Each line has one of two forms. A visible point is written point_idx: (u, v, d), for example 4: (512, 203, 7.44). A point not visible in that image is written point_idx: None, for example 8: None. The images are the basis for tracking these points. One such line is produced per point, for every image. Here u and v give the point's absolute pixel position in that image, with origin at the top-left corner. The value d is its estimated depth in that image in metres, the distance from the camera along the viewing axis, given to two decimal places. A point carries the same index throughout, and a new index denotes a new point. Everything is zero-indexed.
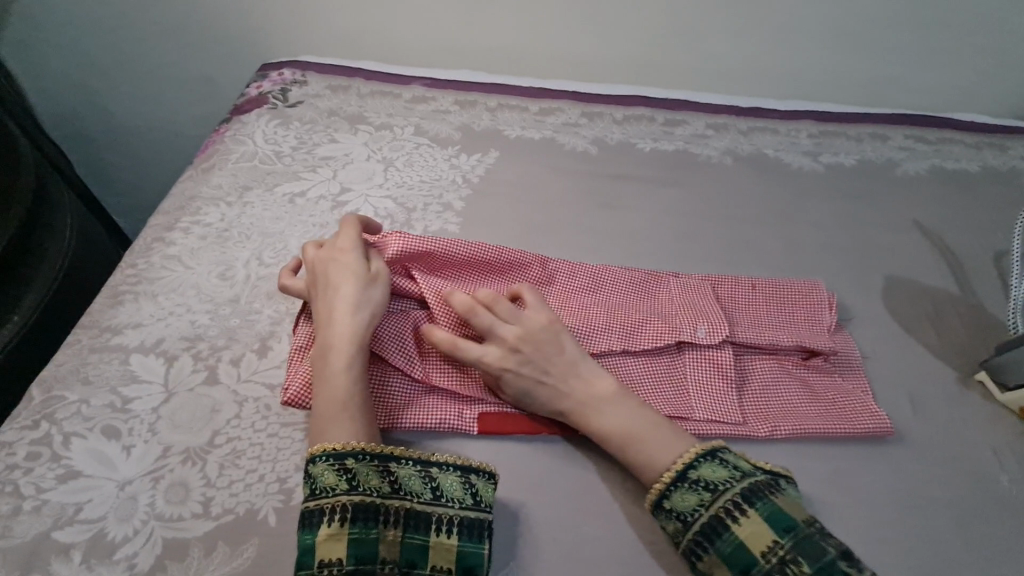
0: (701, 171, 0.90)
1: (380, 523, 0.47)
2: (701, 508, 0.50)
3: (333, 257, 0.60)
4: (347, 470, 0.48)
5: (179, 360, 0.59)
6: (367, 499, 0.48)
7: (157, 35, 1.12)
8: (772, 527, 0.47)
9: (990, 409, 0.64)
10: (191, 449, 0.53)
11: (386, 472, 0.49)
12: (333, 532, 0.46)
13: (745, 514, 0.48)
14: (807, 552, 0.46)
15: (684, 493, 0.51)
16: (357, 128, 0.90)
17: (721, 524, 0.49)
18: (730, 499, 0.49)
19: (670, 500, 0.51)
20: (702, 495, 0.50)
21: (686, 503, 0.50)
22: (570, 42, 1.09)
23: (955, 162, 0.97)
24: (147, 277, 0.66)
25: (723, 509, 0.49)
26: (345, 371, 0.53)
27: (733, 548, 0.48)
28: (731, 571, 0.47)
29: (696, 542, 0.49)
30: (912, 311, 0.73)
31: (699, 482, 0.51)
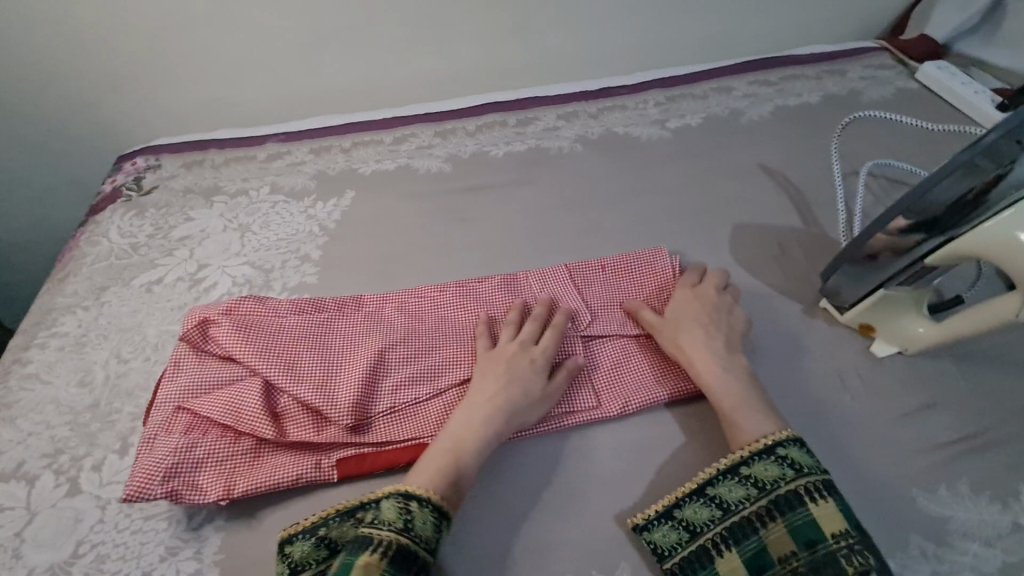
0: (554, 164, 0.93)
1: (413, 570, 0.48)
2: (780, 481, 0.52)
3: (530, 355, 0.63)
4: (408, 511, 0.51)
5: (40, 478, 0.60)
6: (411, 544, 0.49)
7: (15, 151, 1.12)
8: (847, 517, 0.49)
9: (835, 333, 0.67)
10: (55, 565, 0.54)
11: (438, 523, 0.51)
12: (371, 562, 0.47)
13: (823, 498, 0.50)
14: (874, 548, 0.48)
15: (768, 465, 0.53)
16: (213, 201, 0.91)
17: (796, 499, 0.51)
18: (811, 482, 0.51)
19: (749, 467, 0.54)
20: (784, 471, 0.53)
21: (767, 474, 0.53)
22: (416, 66, 1.11)
23: (797, 97, 1.01)
24: (4, 402, 0.66)
25: (801, 488, 0.51)
26: (467, 444, 0.56)
27: (803, 523, 0.50)
28: (795, 543, 0.50)
29: (764, 510, 0.52)
30: (758, 255, 0.76)
31: (786, 458, 0.53)
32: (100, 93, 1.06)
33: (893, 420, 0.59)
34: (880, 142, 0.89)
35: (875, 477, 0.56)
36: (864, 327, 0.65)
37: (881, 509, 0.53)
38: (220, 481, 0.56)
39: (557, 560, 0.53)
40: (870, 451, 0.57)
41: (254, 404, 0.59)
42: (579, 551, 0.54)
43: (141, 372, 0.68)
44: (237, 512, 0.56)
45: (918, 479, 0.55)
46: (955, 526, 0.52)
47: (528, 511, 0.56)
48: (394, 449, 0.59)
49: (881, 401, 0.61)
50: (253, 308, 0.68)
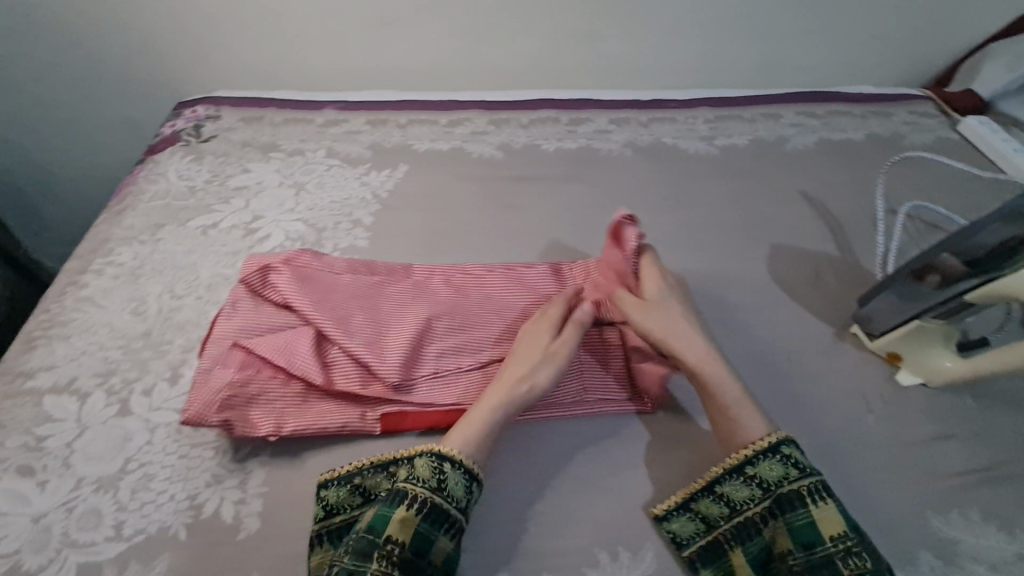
0: (602, 165, 0.95)
1: (445, 529, 0.51)
2: (783, 481, 0.55)
3: (533, 342, 0.64)
4: (442, 472, 0.53)
5: (91, 396, 0.62)
6: (444, 504, 0.52)
7: (75, 84, 1.14)
8: (845, 520, 0.52)
9: (862, 358, 0.69)
10: (104, 477, 0.56)
11: (470, 486, 0.54)
12: (407, 517, 0.51)
13: (825, 501, 0.53)
14: (870, 550, 0.51)
15: (773, 466, 0.55)
16: (270, 156, 0.93)
17: (799, 500, 0.53)
18: (813, 483, 0.54)
19: (755, 467, 0.56)
20: (789, 471, 0.55)
21: (772, 474, 0.55)
22: (476, 54, 1.14)
23: (841, 132, 1.04)
24: (59, 320, 0.68)
25: (803, 489, 0.54)
26: (490, 413, 0.58)
27: (803, 523, 0.53)
28: (795, 542, 0.52)
29: (768, 510, 0.54)
30: (794, 276, 0.79)
31: (790, 459, 0.55)
32: (167, 38, 1.09)
33: (911, 445, 0.62)
34: (918, 185, 0.92)
35: (890, 496, 0.58)
36: (891, 355, 0.68)
37: (894, 526, 0.56)
38: (269, 418, 0.58)
39: (585, 533, 0.55)
40: (887, 472, 0.60)
41: (306, 352, 0.61)
42: (605, 527, 0.56)
43: (193, 309, 0.70)
44: (281, 451, 0.59)
45: (931, 502, 0.58)
46: (964, 549, 0.55)
47: (557, 486, 0.59)
48: (435, 411, 0.62)
49: (902, 426, 0.64)
50: (313, 262, 0.70)
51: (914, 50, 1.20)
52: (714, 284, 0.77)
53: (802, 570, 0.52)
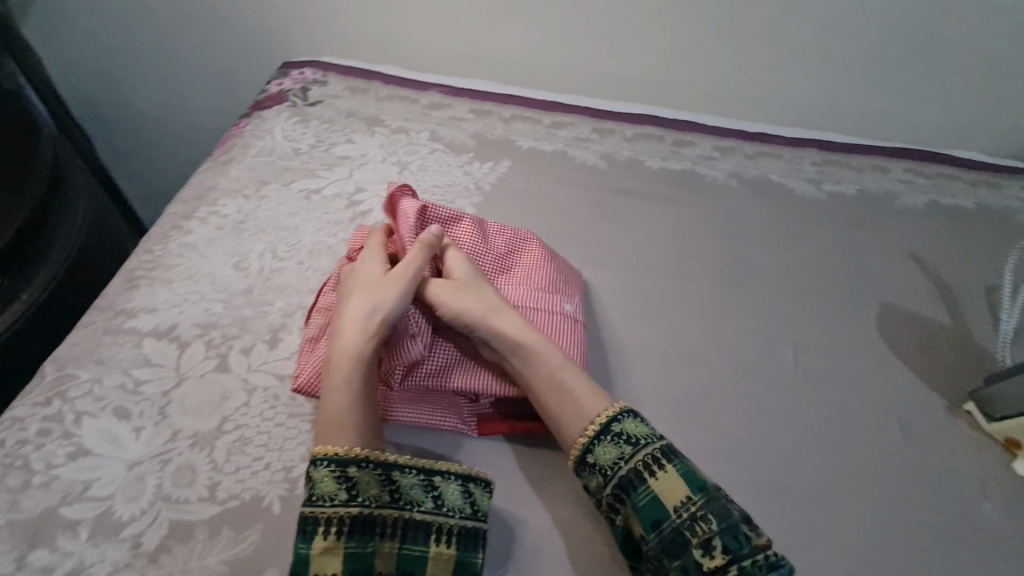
0: (706, 192, 0.93)
1: (376, 535, 0.49)
2: (620, 461, 0.53)
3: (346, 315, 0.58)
4: (347, 478, 0.49)
5: (191, 346, 0.60)
6: (365, 510, 0.49)
7: (181, 27, 1.14)
8: (684, 485, 0.51)
9: (976, 438, 0.66)
10: (200, 434, 0.54)
11: (386, 480, 0.50)
12: (328, 545, 0.47)
13: (661, 471, 0.52)
14: (718, 512, 0.50)
15: (606, 447, 0.54)
16: (374, 130, 0.92)
17: (636, 477, 0.52)
18: (650, 454, 0.53)
19: (593, 453, 0.54)
20: (621, 449, 0.53)
21: (608, 456, 0.53)
22: (585, 58, 1.12)
23: (952, 197, 1.00)
24: (163, 263, 0.67)
25: (640, 464, 0.53)
26: (344, 383, 0.54)
27: (648, 500, 0.51)
28: (644, 525, 0.50)
29: (613, 495, 0.52)
30: (904, 340, 0.75)
31: (621, 435, 0.54)
32: None
33: None
34: None
35: None
36: (1009, 442, 0.65)
37: None
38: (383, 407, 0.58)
39: None
40: (1003, 566, 0.57)
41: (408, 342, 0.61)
42: None
43: (295, 273, 0.69)
44: None
45: None
46: None
47: None
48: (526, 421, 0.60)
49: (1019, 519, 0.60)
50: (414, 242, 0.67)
51: None
52: (819, 335, 0.74)
53: (656, 551, 0.49)
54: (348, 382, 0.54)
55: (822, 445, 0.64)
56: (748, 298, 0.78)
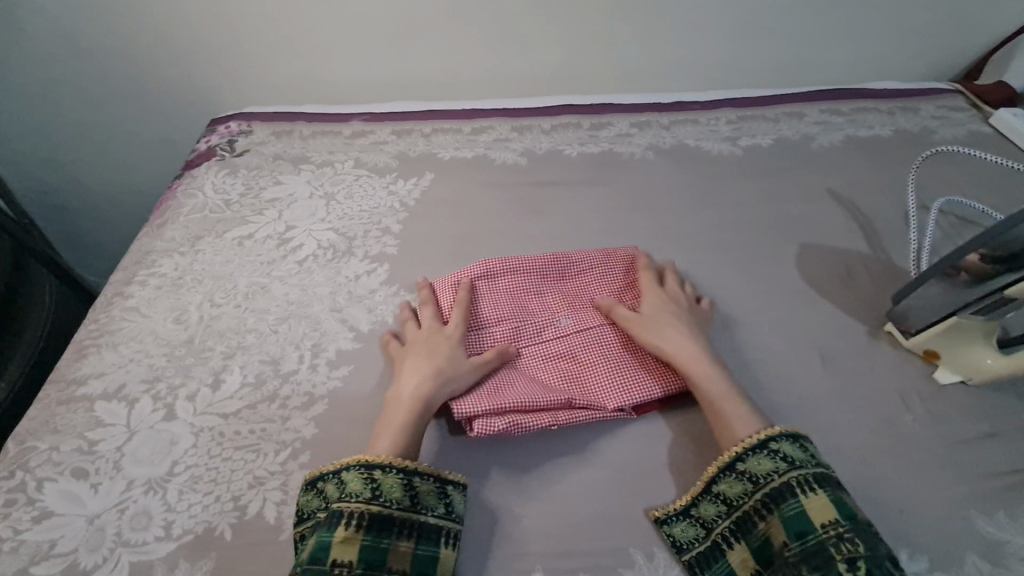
0: (626, 168, 0.96)
1: (395, 533, 0.51)
2: (773, 475, 0.53)
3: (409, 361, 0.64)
4: (373, 480, 0.53)
5: (140, 401, 0.64)
6: (386, 509, 0.51)
7: (113, 104, 1.19)
8: (836, 509, 0.50)
9: (896, 355, 0.68)
10: (153, 479, 0.58)
11: (408, 486, 0.53)
12: (349, 536, 0.50)
13: (813, 490, 0.51)
14: (865, 538, 0.48)
15: (762, 459, 0.54)
16: (300, 168, 0.96)
17: (787, 490, 0.52)
18: (801, 475, 0.52)
19: (744, 462, 0.55)
20: (778, 463, 0.54)
21: (761, 467, 0.54)
22: (497, 63, 1.16)
23: (868, 129, 1.02)
24: (108, 329, 0.72)
25: (792, 481, 0.52)
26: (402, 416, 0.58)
27: (802, 516, 0.50)
28: (786, 533, 0.50)
29: (761, 503, 0.52)
30: (824, 274, 0.78)
31: (778, 452, 0.54)
32: (201, 59, 1.13)
33: (953, 444, 0.61)
34: (952, 179, 0.90)
35: (931, 498, 0.57)
36: (928, 353, 0.66)
37: (937, 528, 0.55)
38: (451, 429, 0.62)
39: (623, 532, 0.55)
40: (927, 472, 0.59)
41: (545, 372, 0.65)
42: (640, 526, 0.55)
43: (232, 318, 0.73)
44: (319, 455, 0.60)
45: (975, 502, 0.57)
46: (1013, 551, 0.53)
47: (591, 486, 0.58)
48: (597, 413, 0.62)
49: (941, 426, 0.62)
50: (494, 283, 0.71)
51: (939, 45, 1.18)
52: (740, 285, 0.77)
53: (796, 561, 0.48)
54: (404, 413, 0.58)
55: (749, 385, 0.66)
56: (674, 263, 0.80)
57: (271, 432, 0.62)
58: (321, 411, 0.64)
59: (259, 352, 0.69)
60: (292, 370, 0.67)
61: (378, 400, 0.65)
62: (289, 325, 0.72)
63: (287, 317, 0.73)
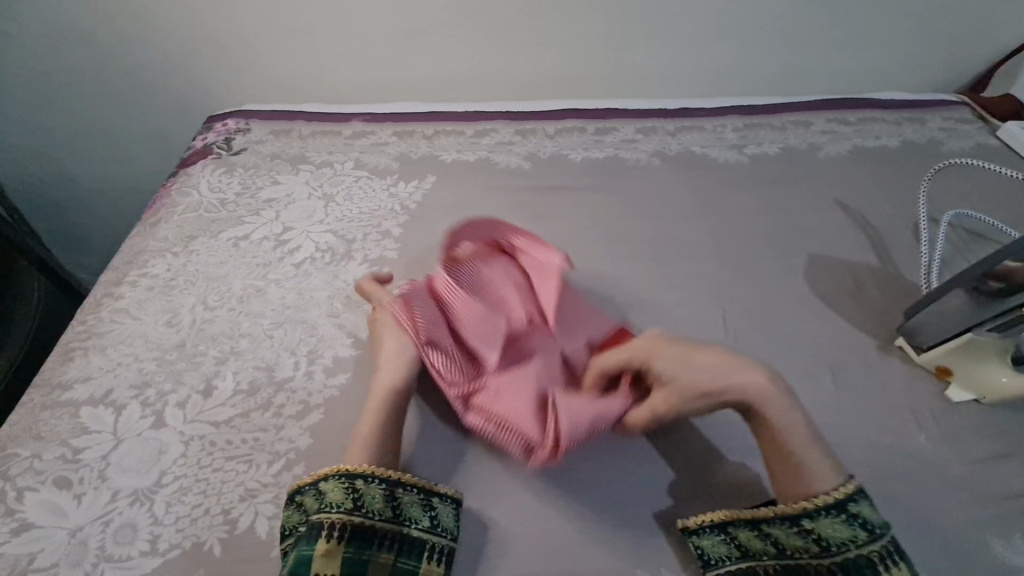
0: (630, 175, 0.94)
1: (375, 545, 0.50)
2: (849, 544, 0.50)
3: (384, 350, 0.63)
4: (354, 490, 0.52)
5: (127, 408, 0.62)
6: (366, 521, 0.51)
7: (107, 98, 1.16)
8: None
9: (907, 371, 0.67)
10: (140, 490, 0.56)
11: (390, 496, 0.53)
12: (330, 548, 0.48)
13: (889, 568, 0.49)
14: None
15: (836, 523, 0.51)
16: (299, 168, 0.94)
17: (863, 564, 0.49)
18: (881, 548, 0.49)
19: (816, 521, 0.52)
20: (855, 532, 0.50)
21: (835, 532, 0.51)
22: (500, 66, 1.14)
23: (875, 139, 1.01)
24: (96, 332, 0.69)
25: (871, 555, 0.49)
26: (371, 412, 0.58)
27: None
28: None
29: (825, 566, 0.50)
30: (833, 286, 0.76)
31: (858, 519, 0.51)
32: (199, 55, 1.11)
33: (967, 464, 0.59)
34: (961, 192, 0.89)
35: (946, 520, 0.55)
36: (940, 369, 0.65)
37: (952, 551, 0.53)
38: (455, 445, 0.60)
39: (629, 552, 0.53)
40: (941, 493, 0.57)
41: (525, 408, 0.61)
42: (646, 546, 0.54)
43: (226, 321, 0.71)
44: (314, 466, 0.58)
45: (991, 525, 0.55)
46: None
47: (597, 504, 0.56)
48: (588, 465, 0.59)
49: (954, 444, 0.61)
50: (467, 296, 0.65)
51: (945, 57, 1.17)
52: (748, 296, 0.75)
53: None
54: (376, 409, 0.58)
55: None
56: (680, 272, 0.79)
57: (264, 442, 0.59)
58: (316, 420, 0.61)
59: (253, 358, 0.67)
60: (287, 377, 0.65)
61: None
62: (284, 330, 0.70)
63: (283, 322, 0.71)
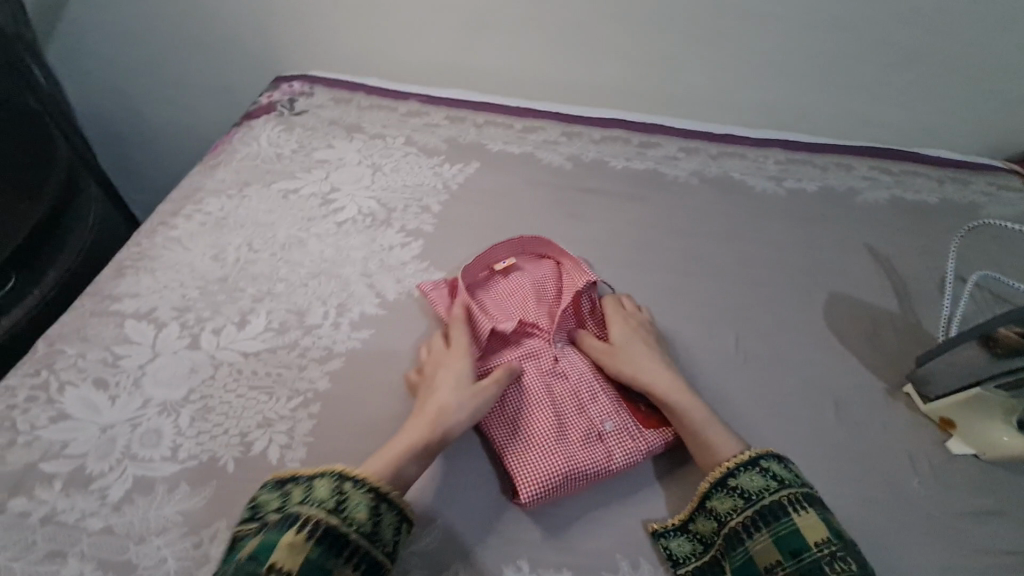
0: (668, 189, 0.97)
1: (341, 555, 0.48)
2: (765, 492, 0.54)
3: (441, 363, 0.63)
4: (342, 492, 0.51)
5: (167, 327, 0.66)
6: (343, 527, 0.49)
7: (184, 46, 1.23)
8: (828, 527, 0.51)
9: (910, 417, 0.68)
10: (168, 402, 0.60)
11: (375, 509, 0.51)
12: (296, 542, 0.47)
13: (803, 509, 0.52)
14: (857, 558, 0.49)
15: (752, 477, 0.55)
16: (353, 136, 0.99)
17: (780, 508, 0.52)
18: (793, 494, 0.53)
19: (736, 479, 0.56)
20: (768, 482, 0.55)
21: (753, 483, 0.55)
22: (558, 67, 1.17)
23: (916, 192, 1.01)
24: (149, 255, 0.74)
25: (783, 498, 0.53)
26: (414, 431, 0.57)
27: (789, 532, 0.51)
28: (781, 552, 0.50)
29: (750, 520, 0.53)
30: (851, 326, 0.78)
31: (767, 471, 0.56)
32: (277, 20, 1.17)
33: (955, 514, 0.60)
34: (994, 256, 0.89)
35: (925, 562, 0.56)
36: (943, 421, 0.66)
37: None
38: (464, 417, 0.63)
39: (612, 538, 0.55)
40: (926, 537, 0.58)
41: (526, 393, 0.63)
42: (631, 535, 0.56)
43: (268, 264, 0.75)
44: (330, 408, 0.61)
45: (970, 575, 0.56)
46: None
47: (591, 489, 0.59)
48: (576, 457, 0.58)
49: (947, 493, 0.61)
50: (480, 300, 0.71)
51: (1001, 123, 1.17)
52: (764, 321, 0.77)
53: None
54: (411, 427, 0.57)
55: (760, 421, 0.66)
56: (702, 289, 0.81)
57: (286, 378, 0.63)
58: (337, 366, 0.65)
59: (286, 301, 0.71)
60: (315, 323, 0.69)
61: (395, 367, 0.66)
62: (318, 281, 0.74)
63: (319, 274, 0.75)
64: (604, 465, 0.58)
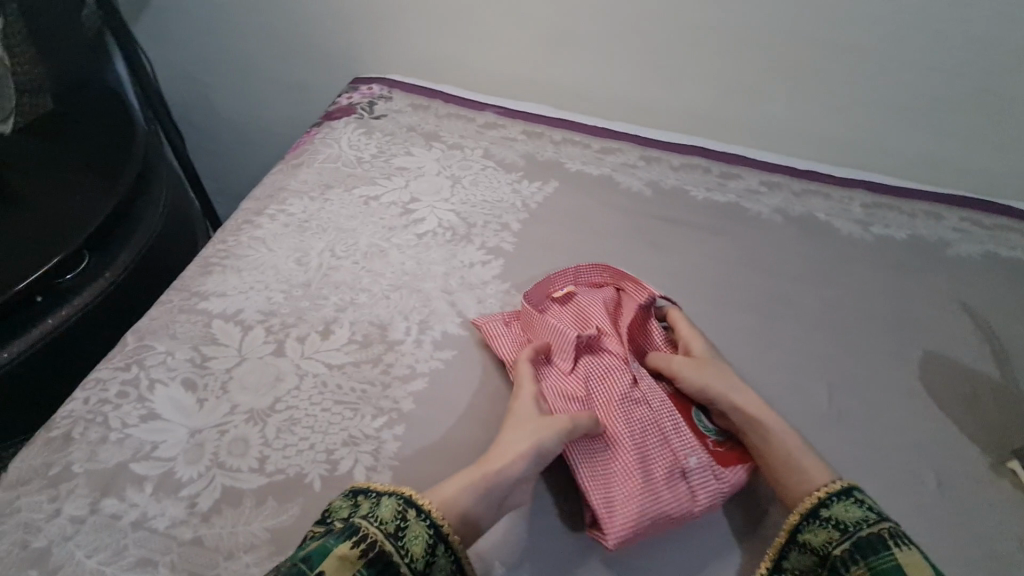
0: (750, 225, 0.94)
1: None
2: (862, 524, 0.52)
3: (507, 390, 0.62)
4: (404, 519, 0.50)
5: (253, 331, 0.66)
6: (398, 556, 0.47)
7: (263, 40, 1.24)
8: (932, 567, 0.48)
9: (1016, 497, 0.64)
10: (255, 410, 0.59)
11: (431, 547, 0.49)
12: (348, 556, 0.46)
13: (902, 546, 0.49)
14: None
15: (847, 507, 0.54)
16: (431, 145, 0.98)
17: (878, 541, 0.50)
18: (891, 528, 0.51)
19: (829, 509, 0.54)
20: (865, 514, 0.53)
21: (849, 515, 0.53)
22: (637, 88, 1.15)
23: (1012, 249, 0.96)
24: (235, 253, 0.74)
25: (883, 532, 0.51)
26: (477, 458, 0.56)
27: (889, 568, 0.48)
28: None
29: (847, 553, 0.51)
30: (949, 390, 0.74)
31: (864, 503, 0.54)
32: (359, 21, 1.17)
33: None
34: None
35: None
36: None
37: None
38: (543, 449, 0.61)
39: None
40: None
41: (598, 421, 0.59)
42: None
43: (350, 272, 0.74)
44: (414, 431, 0.60)
45: None
46: None
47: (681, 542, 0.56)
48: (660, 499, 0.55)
49: None
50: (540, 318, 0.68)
51: None
52: (855, 376, 0.74)
53: None
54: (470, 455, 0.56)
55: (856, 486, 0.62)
56: (788, 335, 0.78)
57: (371, 395, 0.62)
58: (421, 387, 0.64)
59: (369, 313, 0.70)
60: (398, 339, 0.68)
61: (480, 393, 0.64)
62: (400, 295, 0.73)
63: (401, 287, 0.74)
64: (688, 507, 0.55)
